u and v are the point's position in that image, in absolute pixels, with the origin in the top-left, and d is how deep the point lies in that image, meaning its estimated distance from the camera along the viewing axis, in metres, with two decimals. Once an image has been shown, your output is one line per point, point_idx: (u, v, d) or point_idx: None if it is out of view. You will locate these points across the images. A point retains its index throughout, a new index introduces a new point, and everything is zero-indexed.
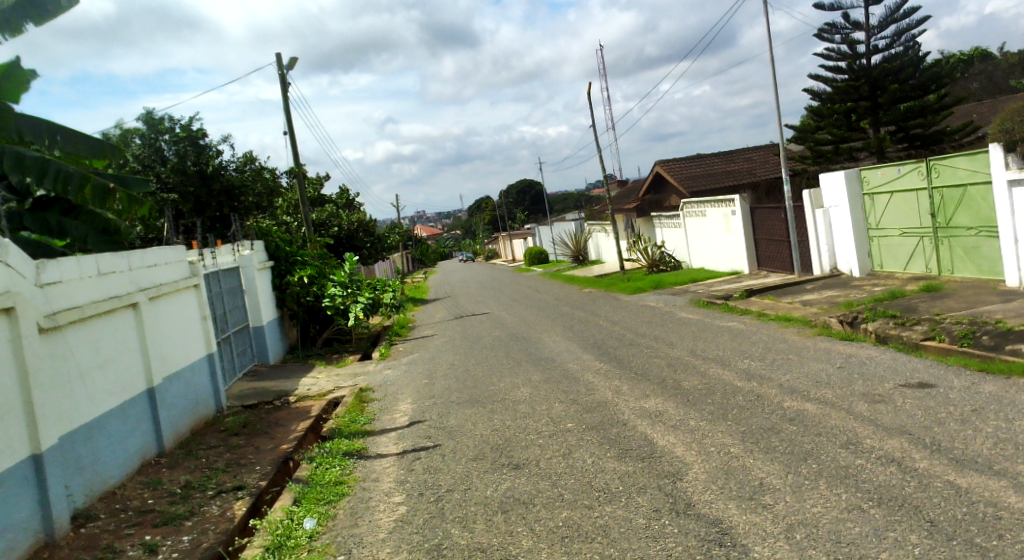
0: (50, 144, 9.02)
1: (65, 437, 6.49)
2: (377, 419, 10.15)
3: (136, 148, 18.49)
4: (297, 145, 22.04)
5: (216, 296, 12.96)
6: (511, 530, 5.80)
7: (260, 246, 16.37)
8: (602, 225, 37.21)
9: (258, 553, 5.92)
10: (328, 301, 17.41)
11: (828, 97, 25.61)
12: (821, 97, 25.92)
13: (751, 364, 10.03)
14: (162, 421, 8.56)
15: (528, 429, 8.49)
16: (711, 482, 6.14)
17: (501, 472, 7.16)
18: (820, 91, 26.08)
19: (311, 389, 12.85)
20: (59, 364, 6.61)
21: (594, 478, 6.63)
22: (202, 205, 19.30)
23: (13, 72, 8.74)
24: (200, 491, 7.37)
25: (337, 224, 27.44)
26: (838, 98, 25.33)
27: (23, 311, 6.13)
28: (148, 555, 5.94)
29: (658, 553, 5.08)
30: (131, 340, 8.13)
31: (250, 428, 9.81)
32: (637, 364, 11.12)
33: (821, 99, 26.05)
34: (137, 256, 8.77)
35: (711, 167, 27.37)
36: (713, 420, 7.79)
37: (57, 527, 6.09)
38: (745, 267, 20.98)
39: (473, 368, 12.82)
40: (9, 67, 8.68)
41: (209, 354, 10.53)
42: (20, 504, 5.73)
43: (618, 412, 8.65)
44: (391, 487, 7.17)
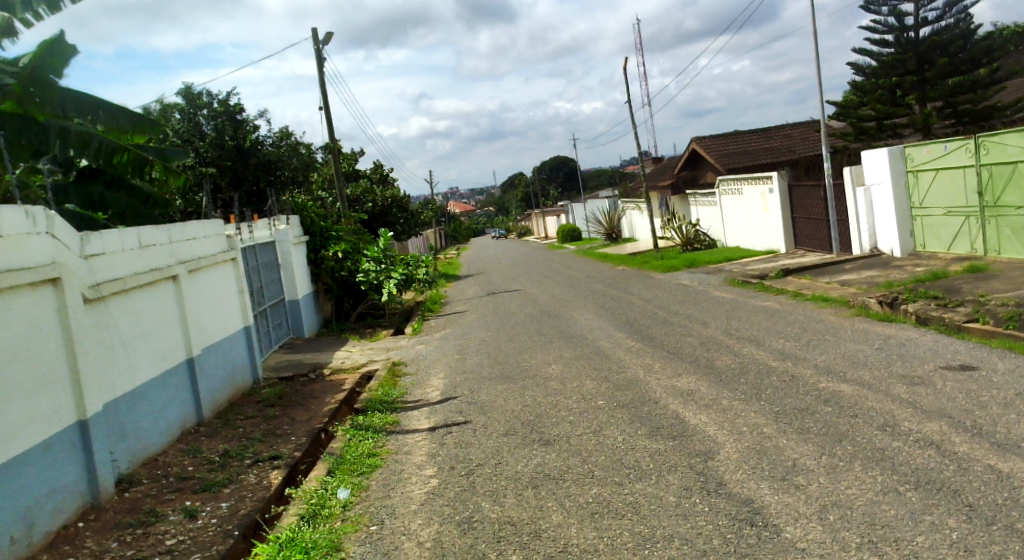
0: (91, 119, 9.10)
1: (109, 405, 6.65)
2: (409, 393, 10.24)
3: (175, 122, 18.75)
4: (332, 120, 22.11)
5: (253, 270, 13.13)
6: (541, 505, 5.83)
7: (296, 221, 16.55)
8: (635, 202, 37.03)
9: (293, 520, 6.03)
10: (363, 276, 17.49)
11: (872, 72, 25.28)
12: (865, 71, 25.53)
13: (786, 344, 9.94)
14: (201, 391, 8.71)
15: (559, 406, 8.51)
16: (744, 462, 6.13)
17: (531, 448, 7.21)
18: (864, 66, 25.64)
19: (345, 362, 13.01)
20: (102, 332, 6.74)
21: (625, 455, 6.65)
22: (239, 180, 19.50)
23: (58, 46, 8.85)
24: (238, 459, 7.51)
25: (371, 200, 27.61)
26: (884, 72, 24.90)
27: (68, 282, 6.23)
28: (188, 520, 6.08)
29: (689, 531, 5.10)
30: (171, 312, 8.27)
31: (286, 399, 9.96)
32: (669, 343, 11.10)
33: (865, 74, 25.63)
34: (177, 229, 8.88)
35: (749, 144, 27.04)
36: (746, 400, 7.76)
37: (103, 491, 6.25)
38: (781, 246, 20.75)
39: (505, 344, 12.87)
40: (54, 41, 8.78)
41: (247, 326, 10.68)
42: (66, 469, 5.87)
43: (650, 390, 8.66)
44: (423, 460, 7.25)
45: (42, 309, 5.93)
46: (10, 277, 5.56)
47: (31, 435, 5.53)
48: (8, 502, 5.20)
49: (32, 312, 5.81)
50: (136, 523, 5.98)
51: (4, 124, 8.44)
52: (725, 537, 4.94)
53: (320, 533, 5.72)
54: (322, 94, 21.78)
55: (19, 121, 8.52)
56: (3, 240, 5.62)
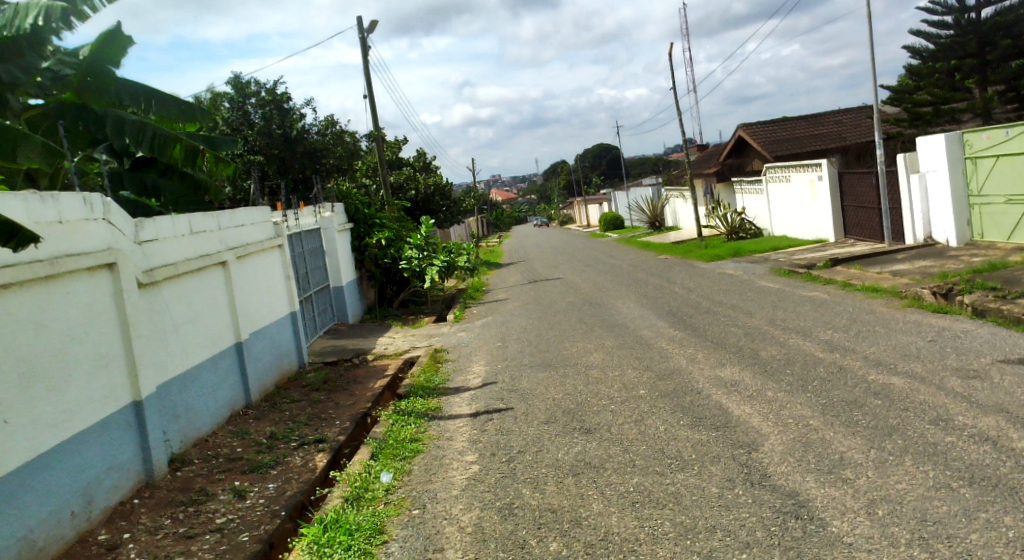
0: (146, 108, 9.25)
1: (162, 387, 6.77)
2: (451, 379, 10.30)
3: (224, 111, 19.00)
4: (376, 108, 22.22)
5: (299, 257, 13.28)
6: (581, 494, 5.82)
7: (340, 209, 16.70)
8: (679, 191, 36.69)
9: (337, 503, 6.10)
10: (405, 263, 17.61)
11: (929, 55, 24.78)
12: (923, 54, 24.93)
13: (834, 335, 9.77)
14: (249, 374, 8.84)
15: (600, 394, 8.48)
16: (788, 454, 6.05)
17: (571, 436, 7.19)
18: (921, 48, 25.02)
19: (387, 349, 13.11)
20: (155, 316, 6.87)
21: (666, 445, 6.61)
22: (286, 167, 19.71)
23: (114, 37, 9.00)
24: (284, 442, 7.62)
25: (414, 187, 27.72)
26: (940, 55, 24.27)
27: (124, 266, 6.35)
28: (237, 500, 6.19)
29: (732, 522, 5.05)
30: (220, 297, 8.39)
31: (330, 384, 10.07)
32: (713, 333, 10.99)
33: (922, 57, 25.03)
34: (226, 216, 9.00)
35: (796, 130, 26.60)
36: (792, 391, 7.66)
37: (156, 470, 6.39)
38: (830, 236, 20.41)
39: (548, 332, 12.86)
40: (111, 31, 8.93)
41: (293, 312, 10.81)
42: (122, 447, 6.01)
43: (692, 380, 8.59)
44: (463, 446, 7.28)
45: (100, 292, 6.06)
46: (69, 262, 5.68)
47: (90, 414, 5.68)
48: (67, 478, 5.36)
49: (90, 297, 5.93)
50: (188, 501, 6.11)
51: (64, 114, 8.80)
52: (769, 530, 4.88)
53: (364, 516, 5.78)
54: (367, 82, 21.90)
55: (77, 110, 8.83)
56: (62, 226, 5.75)
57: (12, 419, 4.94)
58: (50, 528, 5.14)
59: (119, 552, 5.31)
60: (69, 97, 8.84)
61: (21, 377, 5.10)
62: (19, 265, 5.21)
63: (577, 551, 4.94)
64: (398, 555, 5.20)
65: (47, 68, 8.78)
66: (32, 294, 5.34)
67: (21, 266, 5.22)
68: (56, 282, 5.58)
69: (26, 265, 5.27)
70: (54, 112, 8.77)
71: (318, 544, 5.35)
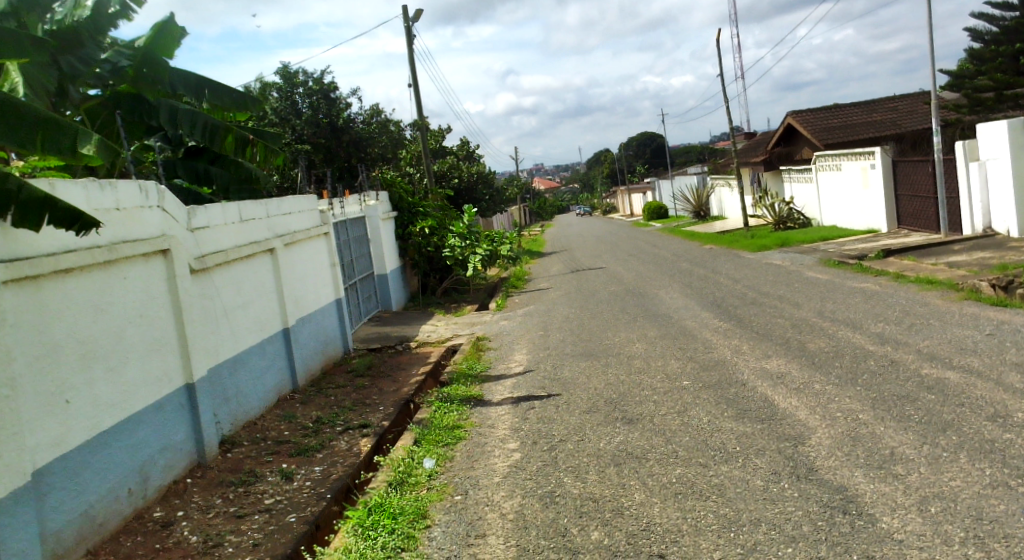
0: (199, 97, 9.35)
1: (213, 371, 6.87)
2: (493, 367, 10.31)
3: (273, 101, 19.19)
4: (421, 96, 22.26)
5: (344, 245, 13.38)
6: (624, 483, 5.78)
7: (385, 197, 16.79)
8: (725, 179, 36.24)
9: (382, 487, 6.13)
10: (448, 251, 17.66)
11: (992, 38, 24.06)
12: (984, 37, 24.23)
13: (886, 328, 9.56)
14: (296, 359, 8.94)
15: (643, 385, 8.42)
16: (836, 449, 5.93)
17: (614, 426, 7.14)
18: (983, 32, 24.30)
19: (431, 336, 13.17)
20: (207, 302, 6.97)
21: (710, 437, 6.54)
22: (332, 156, 19.86)
23: (167, 28, 9.10)
24: (330, 426, 7.69)
25: (457, 175, 27.76)
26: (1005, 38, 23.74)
27: (177, 253, 6.44)
28: (285, 481, 6.27)
29: (777, 516, 4.96)
30: (269, 283, 8.49)
31: (374, 370, 10.14)
32: (759, 324, 10.82)
33: (983, 40, 24.30)
34: (274, 204, 9.09)
35: (848, 118, 26.08)
36: (841, 385, 7.52)
37: (208, 451, 6.50)
38: (882, 226, 19.99)
39: (591, 321, 12.79)
40: (165, 23, 9.02)
41: (338, 299, 10.89)
42: (175, 428, 6.12)
43: (737, 371, 8.49)
44: (506, 434, 7.27)
45: (155, 278, 6.16)
46: (126, 248, 5.77)
47: (145, 396, 5.78)
48: (124, 458, 5.47)
49: (145, 282, 6.02)
50: (238, 482, 6.20)
51: (120, 104, 9.11)
52: (815, 524, 4.79)
53: (408, 500, 5.80)
54: (411, 71, 21.94)
55: (132, 100, 9.12)
56: (120, 214, 5.84)
57: (73, 400, 5.03)
58: (109, 504, 5.25)
59: (173, 529, 5.42)
60: (125, 88, 9.13)
61: (82, 359, 5.19)
62: (79, 250, 5.30)
63: (620, 540, 4.91)
64: (441, 539, 5.21)
65: (106, 59, 8.96)
66: (92, 278, 5.42)
67: (82, 251, 5.31)
68: (114, 266, 5.67)
69: (86, 250, 5.36)
70: (111, 102, 9.09)
71: (363, 527, 5.38)
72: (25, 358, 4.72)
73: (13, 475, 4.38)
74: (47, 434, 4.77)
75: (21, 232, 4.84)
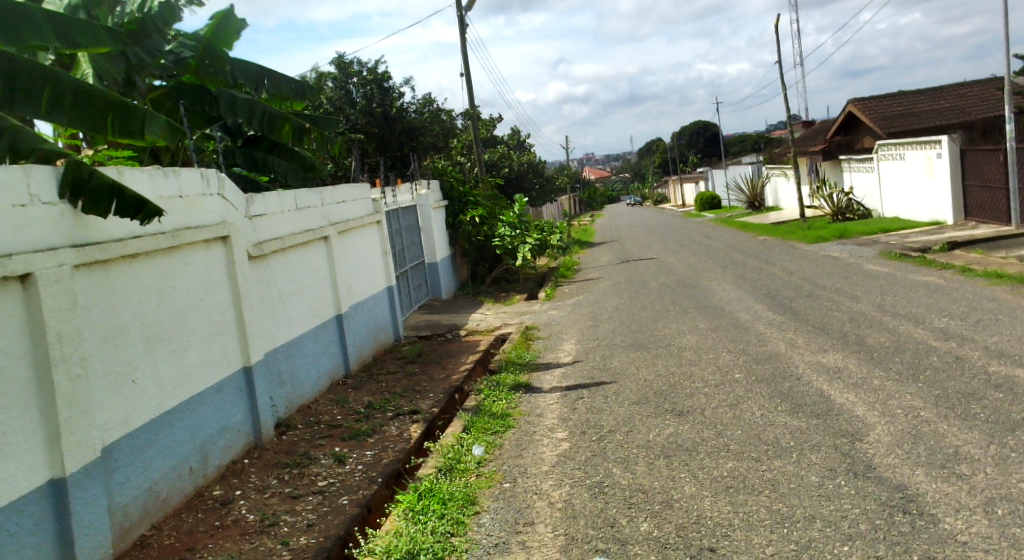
0: (258, 87, 9.51)
1: (270, 355, 6.94)
2: (542, 356, 10.25)
3: (328, 91, 19.43)
4: (472, 85, 22.23)
5: (396, 233, 13.42)
6: (674, 476, 5.67)
7: (436, 186, 16.81)
8: (781, 169, 35.58)
9: (431, 472, 6.13)
10: (498, 241, 17.64)
11: None
12: None
13: (950, 323, 9.26)
14: (348, 345, 8.99)
15: (694, 377, 8.29)
16: (896, 446, 5.75)
17: (663, 418, 7.03)
18: None
19: (480, 325, 13.16)
20: (264, 288, 7.04)
21: (764, 431, 6.39)
22: (385, 145, 19.95)
23: (229, 19, 9.20)
24: (381, 412, 7.72)
25: (508, 165, 27.70)
26: None
27: (236, 240, 6.50)
28: (338, 465, 6.30)
29: (832, 513, 4.82)
30: (323, 270, 8.54)
31: (424, 357, 10.16)
32: (815, 317, 10.57)
33: None
34: (329, 192, 9.13)
35: (914, 105, 25.35)
36: (901, 381, 7.29)
37: (264, 432, 6.56)
38: (948, 218, 19.41)
39: (642, 312, 12.65)
40: (226, 14, 9.13)
41: (389, 287, 10.93)
42: (234, 410, 6.20)
43: (791, 365, 8.31)
44: (554, 424, 7.21)
45: (215, 265, 6.22)
46: (188, 234, 5.83)
47: (206, 378, 5.86)
48: (187, 437, 5.55)
49: (205, 268, 6.09)
50: (292, 464, 6.25)
51: (184, 94, 9.18)
52: (874, 523, 4.64)
53: (456, 487, 5.78)
54: (464, 60, 21.90)
55: (195, 90, 9.29)
56: (182, 201, 5.90)
57: (139, 380, 5.12)
58: (172, 481, 5.33)
59: (232, 507, 5.49)
60: (189, 78, 9.20)
61: (147, 341, 5.27)
62: (145, 236, 5.36)
63: (669, 532, 4.81)
64: (490, 526, 5.17)
65: (170, 50, 8.90)
66: (156, 263, 5.49)
67: (147, 237, 5.37)
68: (176, 253, 5.74)
69: (151, 236, 5.42)
70: (175, 93, 9.21)
71: (413, 511, 5.37)
72: (96, 338, 4.80)
73: (83, 451, 4.48)
74: (115, 412, 4.86)
75: (91, 216, 4.91)
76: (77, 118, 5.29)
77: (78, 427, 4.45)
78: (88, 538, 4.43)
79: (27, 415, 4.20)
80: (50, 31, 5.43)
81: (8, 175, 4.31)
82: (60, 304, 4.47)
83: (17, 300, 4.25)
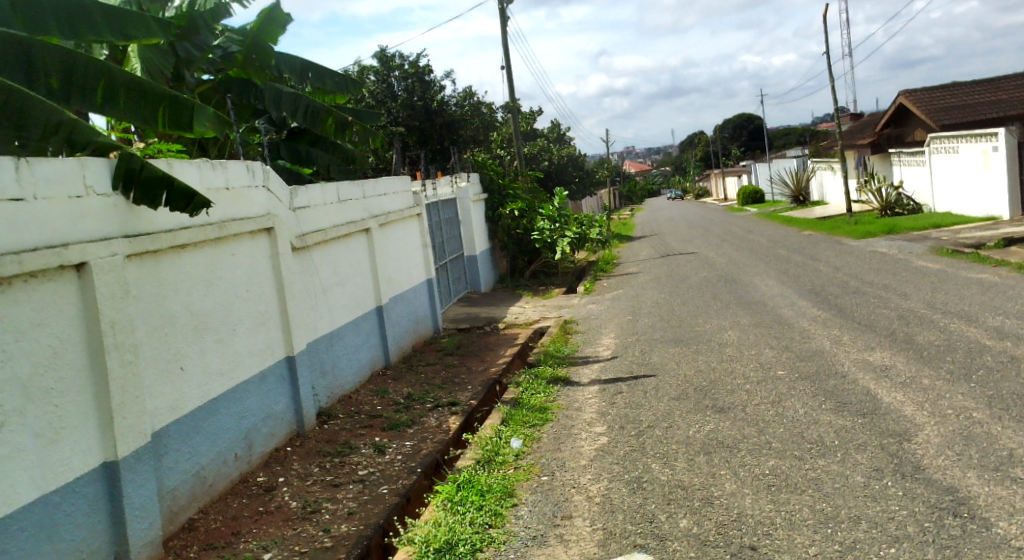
0: (302, 81, 9.53)
1: (312, 345, 6.95)
2: (580, 350, 10.15)
3: (370, 84, 19.44)
4: (513, 78, 22.13)
5: (436, 226, 13.39)
6: (715, 473, 5.55)
7: (475, 179, 16.77)
8: (828, 163, 34.95)
9: (469, 464, 6.08)
10: (538, 234, 17.60)
11: None
12: None
13: (1005, 322, 8.96)
14: (388, 336, 8.99)
15: (735, 373, 8.14)
16: (947, 448, 5.56)
17: (704, 414, 6.90)
18: None
19: (518, 318, 13.10)
20: (306, 280, 7.04)
21: (806, 429, 6.23)
22: (426, 138, 19.96)
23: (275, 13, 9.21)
24: (420, 403, 7.69)
25: (548, 158, 27.57)
26: None
27: (281, 231, 6.50)
28: (378, 454, 6.29)
29: (879, 515, 4.67)
30: (364, 262, 8.54)
31: (463, 350, 10.13)
32: (861, 314, 10.33)
33: None
34: (370, 184, 9.12)
35: (969, 97, 24.71)
36: (952, 381, 7.07)
37: (306, 421, 6.57)
38: (1005, 213, 18.86)
39: (683, 307, 12.48)
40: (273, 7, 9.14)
41: (429, 279, 10.90)
42: (277, 398, 6.21)
43: (836, 362, 8.11)
44: (593, 418, 7.11)
45: (260, 256, 6.23)
46: (234, 225, 5.84)
47: (251, 366, 5.87)
48: (232, 424, 5.56)
49: (250, 259, 6.09)
50: (333, 452, 6.24)
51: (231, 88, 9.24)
52: (922, 526, 4.48)
53: (495, 479, 5.72)
54: (505, 52, 21.80)
55: (242, 84, 9.33)
56: (229, 193, 5.90)
57: (188, 366, 5.13)
58: (218, 467, 5.35)
59: (275, 493, 5.50)
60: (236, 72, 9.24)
61: (194, 330, 5.28)
62: (194, 227, 5.37)
63: (709, 529, 4.70)
64: (529, 519, 5.10)
65: (218, 45, 9.03)
66: (203, 254, 5.50)
67: (196, 228, 5.38)
68: (223, 244, 5.75)
69: (199, 227, 5.43)
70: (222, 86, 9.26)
71: (452, 502, 5.32)
72: (147, 326, 4.83)
73: (135, 436, 4.50)
74: (164, 399, 4.88)
75: (142, 207, 4.93)
76: (130, 112, 5.37)
77: (130, 413, 4.47)
78: (140, 520, 4.46)
79: (82, 401, 4.23)
80: (104, 26, 5.55)
81: (64, 167, 4.34)
82: (114, 292, 4.49)
83: (73, 287, 4.27)
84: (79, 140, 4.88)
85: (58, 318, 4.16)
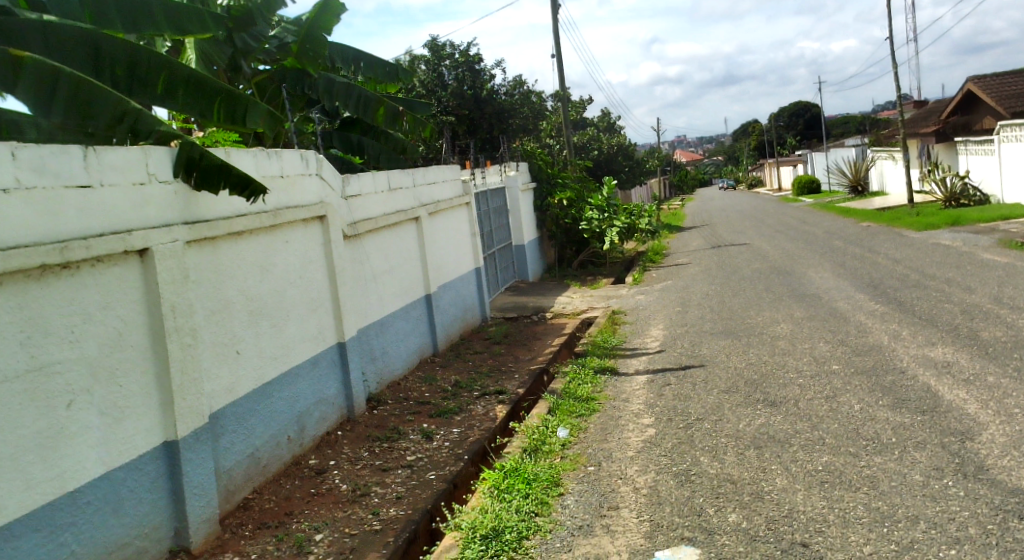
0: (355, 69, 9.52)
1: (362, 332, 6.91)
2: (628, 341, 9.98)
3: (420, 73, 19.40)
4: (564, 66, 21.91)
5: (484, 215, 13.30)
6: (766, 468, 5.36)
7: (524, 168, 16.64)
8: (888, 153, 34.02)
9: (516, 452, 5.98)
10: (586, 223, 17.38)
11: None
12: None
13: None
14: (437, 324, 8.93)
15: (788, 367, 7.90)
16: (1013, 448, 5.28)
17: (754, 408, 6.70)
18: None
19: (566, 307, 12.95)
20: (357, 267, 7.00)
21: (862, 426, 5.99)
22: (475, 127, 19.87)
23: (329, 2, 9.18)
24: (467, 390, 7.62)
25: (597, 147, 27.31)
26: None
27: (333, 220, 6.46)
28: (426, 441, 6.22)
29: (938, 515, 4.44)
30: (413, 251, 8.48)
31: (510, 339, 10.03)
32: (922, 308, 9.97)
33: None
34: (421, 172, 9.06)
35: None
36: (1018, 379, 6.75)
37: (357, 406, 6.54)
38: None
39: (735, 298, 12.20)
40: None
41: (477, 267, 10.82)
42: (329, 383, 6.18)
43: (894, 358, 7.82)
44: (641, 409, 6.95)
45: (312, 244, 6.20)
46: (289, 213, 5.80)
47: (303, 351, 5.85)
48: (286, 407, 5.54)
49: (303, 247, 6.06)
50: (382, 437, 6.19)
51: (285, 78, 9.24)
52: (985, 528, 4.25)
53: (541, 467, 5.61)
54: (556, 41, 21.60)
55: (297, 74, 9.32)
56: (284, 180, 5.87)
57: (244, 350, 5.12)
58: (272, 448, 5.33)
59: (326, 476, 5.46)
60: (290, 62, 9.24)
61: (250, 315, 5.26)
62: (250, 214, 5.34)
63: (759, 524, 4.53)
64: (575, 508, 4.98)
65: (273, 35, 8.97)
66: (258, 241, 5.47)
67: (252, 214, 5.35)
68: (277, 231, 5.72)
69: (256, 214, 5.39)
70: (277, 76, 9.25)
71: (498, 489, 5.23)
72: (204, 310, 4.81)
73: (194, 416, 4.49)
74: (221, 381, 4.86)
75: (202, 194, 4.91)
76: (188, 103, 5.36)
77: (189, 393, 4.46)
78: (199, 498, 4.44)
79: (144, 382, 4.22)
80: (163, 20, 5.56)
81: (129, 155, 4.32)
82: (175, 277, 4.47)
83: (136, 271, 4.25)
84: (144, 128, 4.83)
85: (122, 298, 4.15)
